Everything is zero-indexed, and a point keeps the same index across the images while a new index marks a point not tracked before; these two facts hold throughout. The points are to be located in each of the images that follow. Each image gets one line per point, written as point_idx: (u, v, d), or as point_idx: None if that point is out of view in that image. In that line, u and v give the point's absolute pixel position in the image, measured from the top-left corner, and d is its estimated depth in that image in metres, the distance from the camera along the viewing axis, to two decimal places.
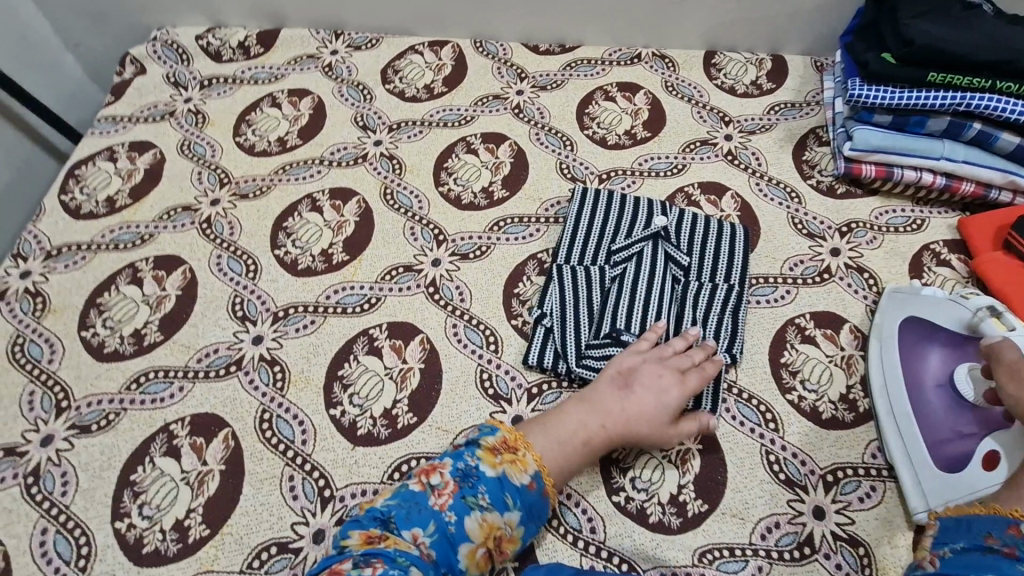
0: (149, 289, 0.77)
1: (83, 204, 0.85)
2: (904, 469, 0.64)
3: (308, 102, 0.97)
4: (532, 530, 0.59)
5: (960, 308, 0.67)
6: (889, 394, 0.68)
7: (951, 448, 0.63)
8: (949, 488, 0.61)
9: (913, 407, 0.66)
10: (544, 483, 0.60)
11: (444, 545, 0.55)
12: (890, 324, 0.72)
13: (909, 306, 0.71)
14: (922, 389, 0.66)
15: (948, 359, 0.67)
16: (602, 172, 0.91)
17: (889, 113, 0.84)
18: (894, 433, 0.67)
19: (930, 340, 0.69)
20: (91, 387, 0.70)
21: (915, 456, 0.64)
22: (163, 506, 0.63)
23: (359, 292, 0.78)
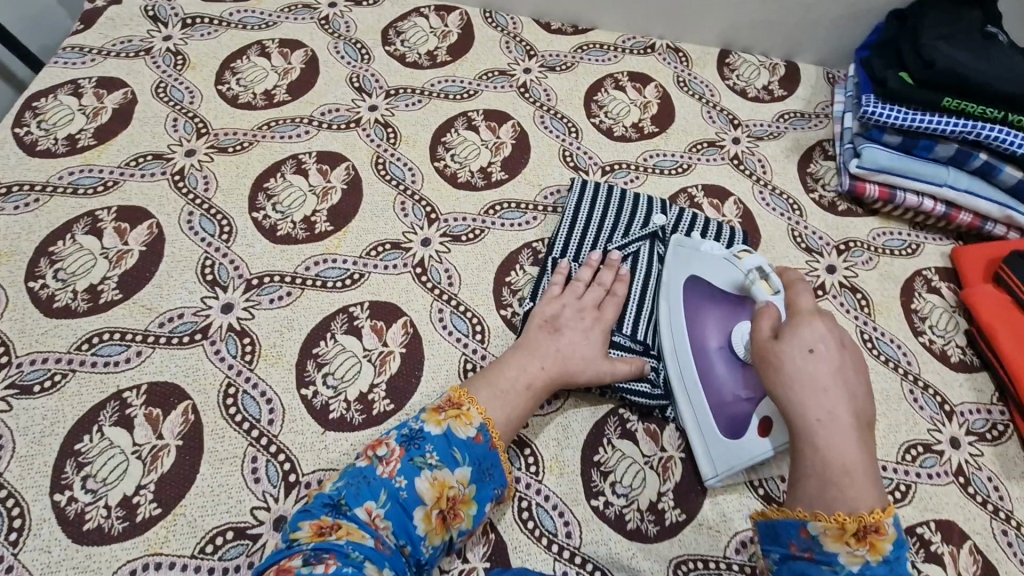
0: (109, 242, 0.71)
1: (39, 140, 0.77)
2: (694, 438, 0.65)
3: (300, 55, 0.90)
4: (487, 487, 0.58)
5: (735, 270, 0.64)
6: (680, 358, 0.67)
7: (733, 413, 0.62)
8: (730, 456, 0.61)
9: (699, 372, 0.65)
10: (490, 434, 0.59)
11: (398, 514, 0.54)
12: (676, 283, 0.70)
13: (693, 265, 0.69)
14: (704, 354, 0.65)
15: (726, 319, 0.65)
16: (606, 164, 0.88)
17: (899, 134, 0.83)
18: (683, 397, 0.66)
19: (711, 300, 0.66)
20: (35, 343, 0.64)
21: (702, 424, 0.64)
22: (110, 481, 0.58)
23: (342, 266, 0.73)
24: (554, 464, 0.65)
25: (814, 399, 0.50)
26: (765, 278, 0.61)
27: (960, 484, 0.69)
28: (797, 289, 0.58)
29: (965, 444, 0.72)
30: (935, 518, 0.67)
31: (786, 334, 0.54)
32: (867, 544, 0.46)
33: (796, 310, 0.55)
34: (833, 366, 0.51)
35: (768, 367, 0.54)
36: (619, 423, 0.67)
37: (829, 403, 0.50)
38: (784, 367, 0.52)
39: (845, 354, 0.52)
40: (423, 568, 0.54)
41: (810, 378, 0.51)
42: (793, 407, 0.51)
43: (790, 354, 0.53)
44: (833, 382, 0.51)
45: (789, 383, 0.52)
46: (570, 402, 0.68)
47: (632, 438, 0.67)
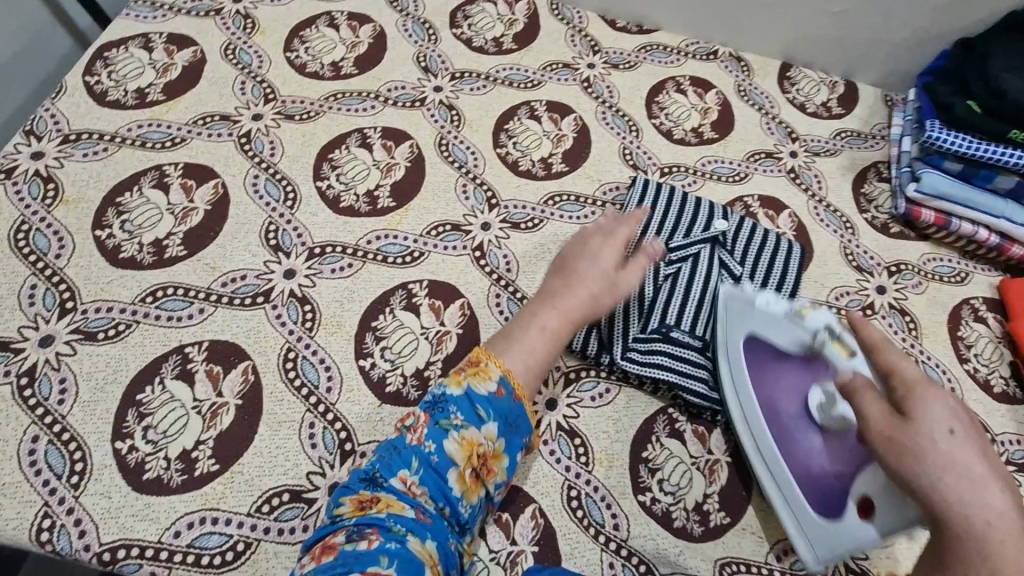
0: (175, 197, 0.71)
1: (109, 91, 0.77)
2: (788, 521, 0.61)
3: (368, 30, 0.90)
4: (515, 437, 0.57)
5: (799, 329, 0.60)
6: (756, 431, 0.64)
7: (822, 491, 0.58)
8: (829, 541, 0.57)
9: (778, 445, 0.62)
10: (511, 386, 0.58)
11: (433, 478, 0.53)
12: (735, 344, 0.67)
13: (750, 322, 0.65)
14: (782, 424, 0.62)
15: (801, 384, 0.62)
16: (664, 166, 0.88)
17: (960, 161, 0.83)
18: (766, 473, 0.63)
19: (778, 365, 0.63)
20: (101, 292, 0.64)
21: (793, 505, 0.60)
22: (170, 433, 0.58)
23: (403, 243, 0.73)
24: (603, 456, 0.65)
25: (974, 495, 0.41)
26: (836, 339, 0.58)
27: None
28: (886, 349, 0.49)
29: None
30: None
31: (913, 410, 0.45)
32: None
33: (907, 379, 0.47)
34: (978, 448, 0.42)
35: (901, 457, 0.44)
36: (668, 422, 0.68)
37: (990, 499, 0.41)
38: (925, 456, 0.42)
39: (978, 428, 0.45)
40: (466, 527, 0.54)
41: (959, 467, 0.41)
42: (949, 503, 0.41)
43: (930, 441, 0.43)
44: (984, 470, 0.42)
45: (937, 475, 0.42)
46: (621, 397, 0.69)
47: (681, 438, 0.67)
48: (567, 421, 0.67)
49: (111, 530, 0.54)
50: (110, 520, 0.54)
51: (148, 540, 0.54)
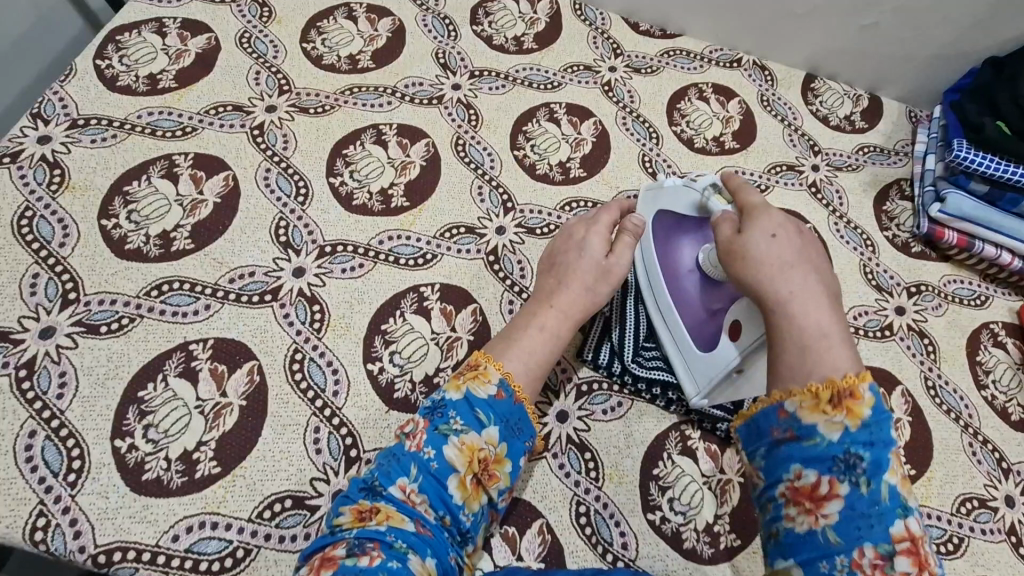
0: (184, 188, 0.69)
1: (120, 76, 0.75)
2: (676, 363, 0.66)
3: (387, 24, 0.88)
4: (518, 441, 0.55)
5: (689, 193, 0.62)
6: (655, 287, 0.67)
7: (707, 329, 0.62)
8: (706, 370, 0.61)
9: (672, 297, 0.65)
10: (512, 389, 0.56)
11: (432, 485, 0.51)
12: (645, 222, 0.69)
13: (659, 200, 0.66)
14: (675, 278, 0.65)
15: (696, 244, 0.64)
16: (684, 174, 0.86)
17: (986, 183, 0.81)
18: (662, 324, 0.67)
19: (676, 230, 0.66)
20: (105, 284, 0.62)
21: (679, 345, 0.65)
22: (172, 433, 0.57)
23: (415, 244, 0.72)
24: (613, 472, 0.64)
25: (784, 276, 0.49)
26: (719, 192, 0.60)
27: (1012, 543, 0.69)
28: (743, 190, 0.56)
29: (1019, 503, 0.71)
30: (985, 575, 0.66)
31: (746, 225, 0.53)
32: (845, 410, 0.43)
33: (748, 205, 0.54)
34: (795, 247, 0.51)
35: (735, 257, 0.52)
36: (680, 439, 0.66)
37: (798, 279, 0.49)
38: (750, 253, 0.51)
39: (805, 236, 0.52)
40: (468, 538, 0.53)
41: (775, 257, 0.50)
42: (765, 285, 0.49)
43: (754, 240, 0.51)
44: (796, 260, 0.50)
45: (759, 265, 0.50)
46: (633, 412, 0.67)
47: (693, 456, 0.66)
48: (577, 434, 0.65)
49: (108, 531, 0.52)
50: (107, 521, 0.53)
51: (145, 543, 0.52)
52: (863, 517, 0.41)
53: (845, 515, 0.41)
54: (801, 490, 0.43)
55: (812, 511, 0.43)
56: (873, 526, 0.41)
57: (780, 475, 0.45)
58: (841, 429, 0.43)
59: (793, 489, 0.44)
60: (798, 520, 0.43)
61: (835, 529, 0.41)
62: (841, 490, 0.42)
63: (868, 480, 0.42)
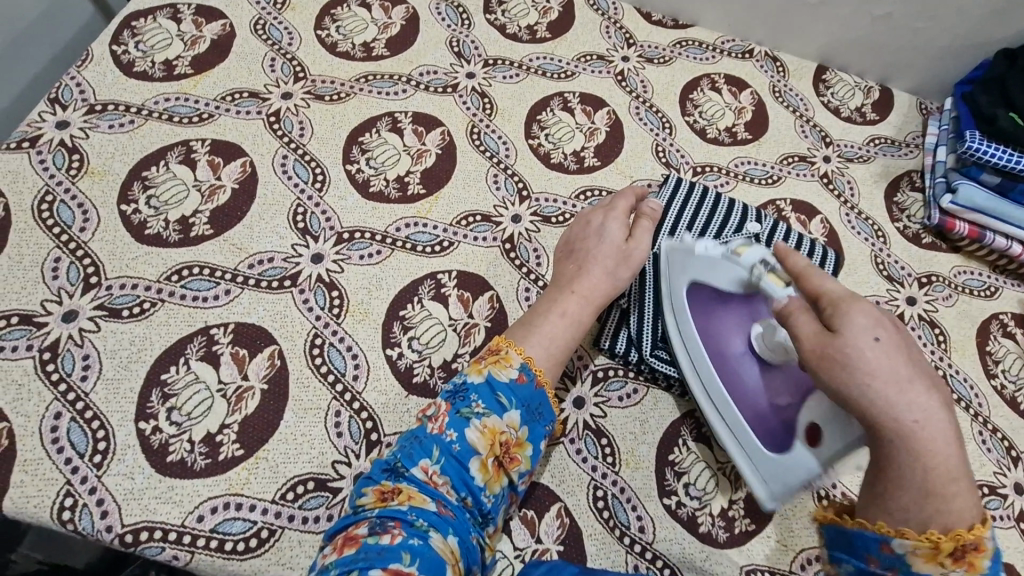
0: (203, 174, 0.69)
1: (136, 61, 0.75)
2: (738, 458, 0.61)
3: (401, 12, 0.88)
4: (538, 425, 0.56)
5: (733, 267, 0.59)
6: (704, 371, 0.63)
7: (771, 421, 0.58)
8: (779, 472, 0.57)
9: (725, 382, 0.61)
10: (533, 373, 0.57)
11: (454, 467, 0.52)
12: (679, 296, 0.66)
13: (694, 272, 0.64)
14: (726, 363, 0.61)
15: (745, 323, 0.62)
16: (697, 165, 0.86)
17: (999, 174, 0.82)
18: (716, 412, 0.63)
19: (720, 305, 0.63)
20: (126, 268, 0.63)
21: (741, 438, 0.60)
22: (195, 416, 0.57)
23: (432, 232, 0.72)
24: (629, 457, 0.64)
25: (903, 397, 0.41)
26: (770, 271, 0.55)
27: (1021, 529, 0.69)
28: (813, 276, 0.49)
29: None
30: None
31: (837, 322, 0.45)
32: (965, 564, 0.40)
33: (828, 295, 0.47)
34: (900, 350, 0.43)
35: (832, 367, 0.44)
36: (695, 426, 0.67)
37: (917, 396, 0.41)
38: (852, 362, 0.42)
39: (901, 331, 0.44)
40: (488, 519, 0.53)
41: (885, 370, 0.42)
42: (877, 410, 0.41)
43: (855, 346, 0.43)
44: (907, 367, 0.42)
45: (867, 379, 0.42)
46: (648, 399, 0.68)
47: (709, 442, 0.66)
48: (594, 420, 0.66)
49: (134, 511, 0.53)
50: (133, 502, 0.53)
51: (171, 523, 0.53)
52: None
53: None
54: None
55: None
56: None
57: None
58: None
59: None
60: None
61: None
62: None
63: None
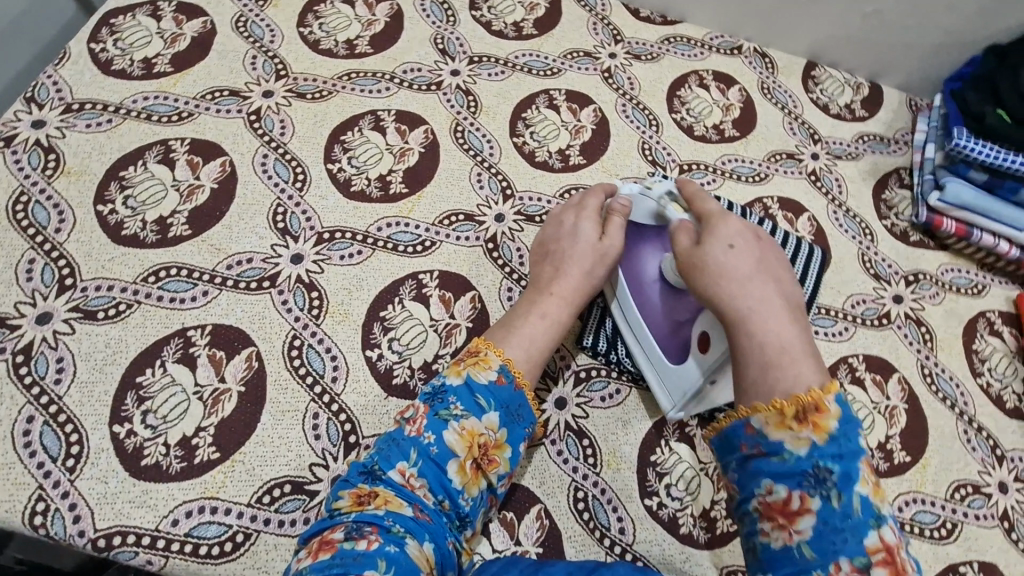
0: (181, 174, 0.69)
1: (114, 60, 0.74)
2: (647, 372, 0.65)
3: (384, 8, 0.86)
4: (518, 426, 0.55)
5: (644, 199, 0.63)
6: (620, 296, 0.66)
7: (676, 339, 0.63)
8: (681, 382, 0.62)
9: (637, 305, 0.65)
10: (513, 375, 0.56)
11: (432, 470, 0.51)
12: None
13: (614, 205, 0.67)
14: (638, 287, 0.64)
15: (654, 251, 0.65)
16: (684, 163, 0.86)
17: (986, 172, 0.82)
18: (631, 335, 0.66)
19: (636, 237, 0.66)
20: (102, 269, 0.62)
21: (650, 355, 0.64)
22: (170, 419, 0.57)
23: (414, 231, 0.71)
24: (611, 458, 0.64)
25: (743, 289, 0.52)
26: (674, 200, 0.61)
27: (1004, 528, 0.69)
28: (699, 200, 0.59)
29: (1012, 490, 0.72)
30: (977, 559, 0.67)
31: (704, 237, 0.56)
32: (811, 425, 0.44)
33: (705, 215, 0.57)
34: (751, 256, 0.54)
35: (699, 271, 0.54)
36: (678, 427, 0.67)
37: (759, 289, 0.52)
38: (708, 264, 0.54)
39: (760, 244, 0.56)
40: (467, 522, 0.53)
41: (733, 270, 0.53)
42: (729, 299, 0.52)
43: (712, 252, 0.54)
44: (754, 270, 0.53)
45: (716, 277, 0.53)
46: (631, 399, 0.67)
47: (691, 443, 0.66)
48: (575, 421, 0.65)
49: (108, 516, 0.52)
50: (106, 506, 0.53)
51: (145, 527, 0.53)
52: (839, 531, 0.41)
53: (818, 530, 0.42)
54: (773, 505, 0.44)
55: (786, 527, 0.43)
56: (847, 539, 0.41)
57: (752, 492, 0.45)
58: (809, 444, 0.43)
59: (765, 505, 0.44)
60: (772, 534, 0.44)
61: (809, 542, 0.42)
62: (812, 505, 0.42)
63: (838, 493, 0.42)
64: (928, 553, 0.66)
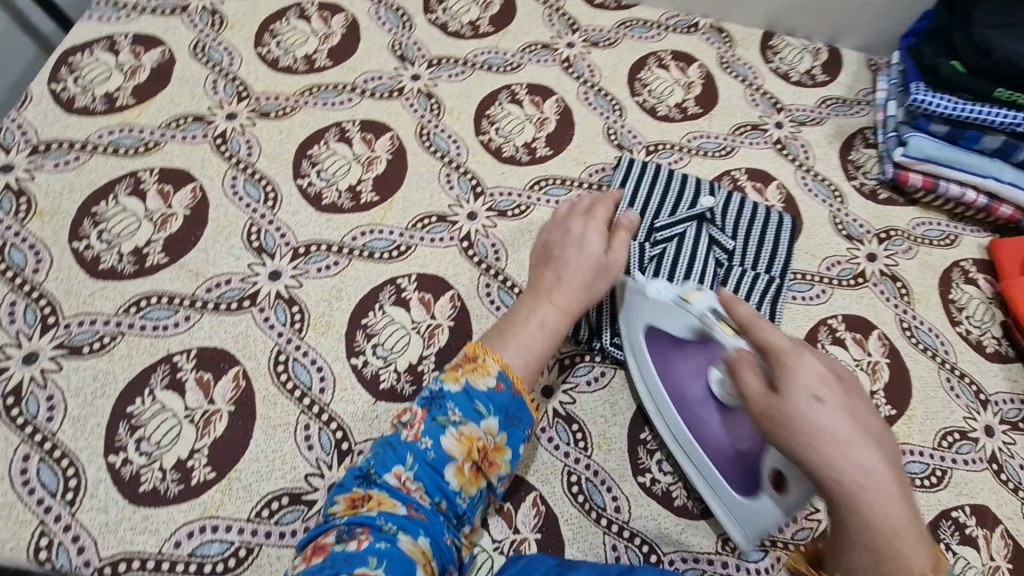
0: (152, 203, 0.69)
1: (76, 97, 0.75)
2: (712, 501, 0.61)
3: (340, 20, 0.87)
4: (517, 430, 0.56)
5: (684, 314, 0.57)
6: (670, 418, 0.63)
7: (739, 467, 0.58)
8: (752, 515, 0.57)
9: (692, 429, 0.61)
10: (511, 380, 0.57)
11: (428, 473, 0.52)
12: (638, 336, 0.65)
13: (648, 316, 0.62)
14: (691, 411, 0.61)
15: (697, 368, 0.60)
16: (650, 144, 0.87)
17: (946, 123, 0.82)
18: (684, 454, 0.63)
19: (679, 350, 0.61)
20: (83, 304, 0.63)
21: (712, 481, 0.60)
22: (164, 444, 0.58)
23: (388, 238, 0.72)
24: (601, 441, 0.65)
25: (846, 457, 0.42)
26: (719, 318, 0.55)
27: (994, 470, 0.71)
28: (760, 327, 0.49)
29: (999, 432, 0.73)
30: (969, 503, 0.68)
31: (779, 384, 0.46)
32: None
33: (774, 350, 0.48)
34: (843, 407, 0.44)
35: (779, 427, 0.45)
36: None
37: (862, 455, 0.42)
38: (795, 423, 0.44)
39: (844, 384, 0.46)
40: (463, 519, 0.54)
41: (825, 431, 0.43)
42: (824, 472, 0.42)
43: (794, 407, 0.44)
44: (851, 425, 0.43)
45: (810, 443, 0.43)
46: (617, 380, 0.69)
47: None
48: (564, 407, 0.67)
49: (111, 544, 0.54)
50: (109, 535, 0.54)
51: (149, 551, 0.54)
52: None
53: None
54: None
55: None
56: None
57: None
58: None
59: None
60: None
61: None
62: None
63: None
64: (920, 502, 0.68)
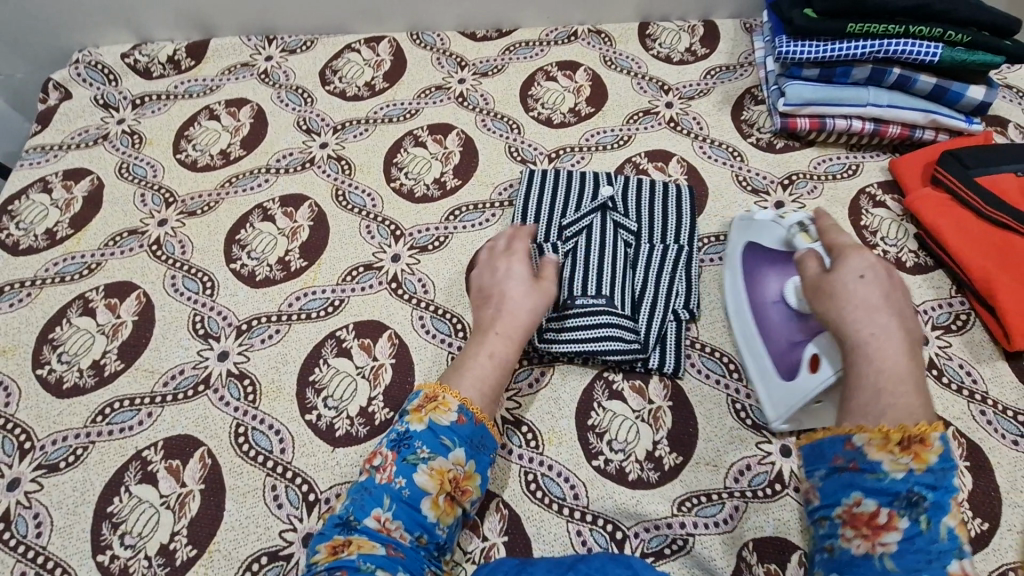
0: (103, 318, 0.75)
1: (20, 240, 0.82)
2: (757, 387, 0.69)
3: (247, 111, 0.95)
4: (484, 456, 0.60)
5: (779, 228, 0.71)
6: (739, 316, 0.73)
7: (790, 357, 0.66)
8: (788, 395, 0.65)
9: (757, 327, 0.70)
10: (472, 411, 0.60)
11: (406, 511, 0.56)
12: (736, 254, 0.76)
13: (751, 235, 0.75)
14: (762, 308, 0.70)
15: (783, 276, 0.70)
16: (551, 151, 0.92)
17: (816, 66, 0.86)
18: (747, 352, 0.71)
19: (770, 263, 0.72)
20: (54, 424, 0.68)
21: (762, 369, 0.69)
22: (146, 533, 0.62)
23: (322, 296, 0.78)
24: (552, 435, 0.68)
25: (869, 317, 0.55)
26: (804, 230, 0.68)
27: (935, 376, 0.73)
28: (832, 233, 0.64)
29: (933, 338, 0.76)
30: None
31: (835, 266, 0.59)
32: (912, 453, 0.48)
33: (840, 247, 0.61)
34: (883, 290, 0.56)
35: (821, 294, 0.59)
36: (606, 386, 0.71)
37: (883, 318, 0.54)
38: (838, 290, 0.57)
39: (893, 279, 0.58)
40: (445, 548, 0.58)
41: (861, 297, 0.56)
42: (848, 325, 0.55)
43: (843, 279, 0.58)
44: (884, 302, 0.55)
45: (843, 303, 0.57)
46: (557, 376, 0.72)
47: (621, 397, 0.70)
48: (510, 413, 0.70)
49: None
50: None
51: None
52: (925, 553, 0.46)
53: (903, 545, 0.46)
54: (859, 516, 0.49)
55: (869, 537, 0.47)
56: (931, 562, 0.45)
57: (840, 500, 0.50)
58: (907, 469, 0.48)
59: (851, 514, 0.49)
60: (853, 541, 0.48)
61: (893, 557, 0.46)
62: (901, 524, 0.47)
63: (929, 518, 0.46)
64: None
